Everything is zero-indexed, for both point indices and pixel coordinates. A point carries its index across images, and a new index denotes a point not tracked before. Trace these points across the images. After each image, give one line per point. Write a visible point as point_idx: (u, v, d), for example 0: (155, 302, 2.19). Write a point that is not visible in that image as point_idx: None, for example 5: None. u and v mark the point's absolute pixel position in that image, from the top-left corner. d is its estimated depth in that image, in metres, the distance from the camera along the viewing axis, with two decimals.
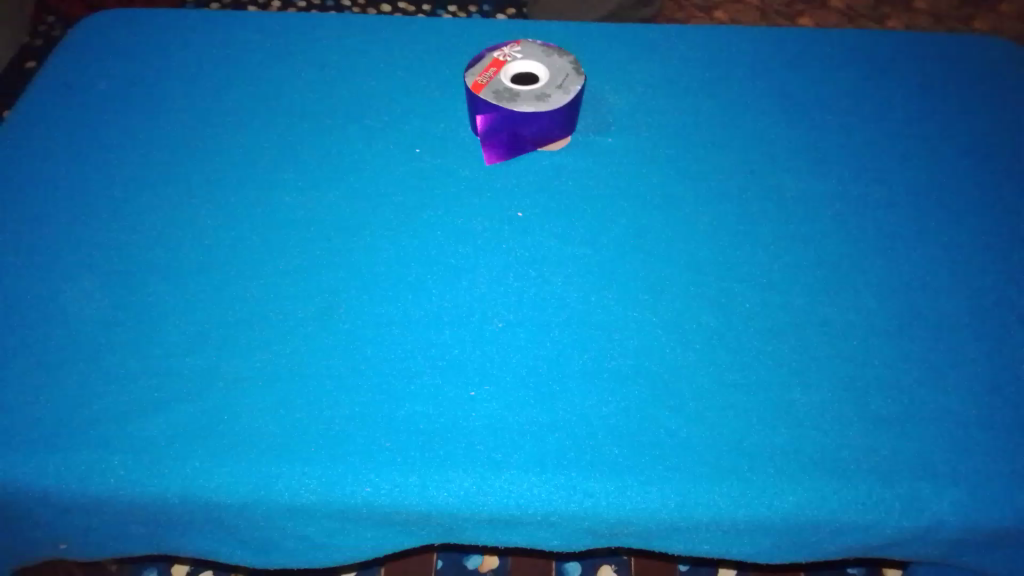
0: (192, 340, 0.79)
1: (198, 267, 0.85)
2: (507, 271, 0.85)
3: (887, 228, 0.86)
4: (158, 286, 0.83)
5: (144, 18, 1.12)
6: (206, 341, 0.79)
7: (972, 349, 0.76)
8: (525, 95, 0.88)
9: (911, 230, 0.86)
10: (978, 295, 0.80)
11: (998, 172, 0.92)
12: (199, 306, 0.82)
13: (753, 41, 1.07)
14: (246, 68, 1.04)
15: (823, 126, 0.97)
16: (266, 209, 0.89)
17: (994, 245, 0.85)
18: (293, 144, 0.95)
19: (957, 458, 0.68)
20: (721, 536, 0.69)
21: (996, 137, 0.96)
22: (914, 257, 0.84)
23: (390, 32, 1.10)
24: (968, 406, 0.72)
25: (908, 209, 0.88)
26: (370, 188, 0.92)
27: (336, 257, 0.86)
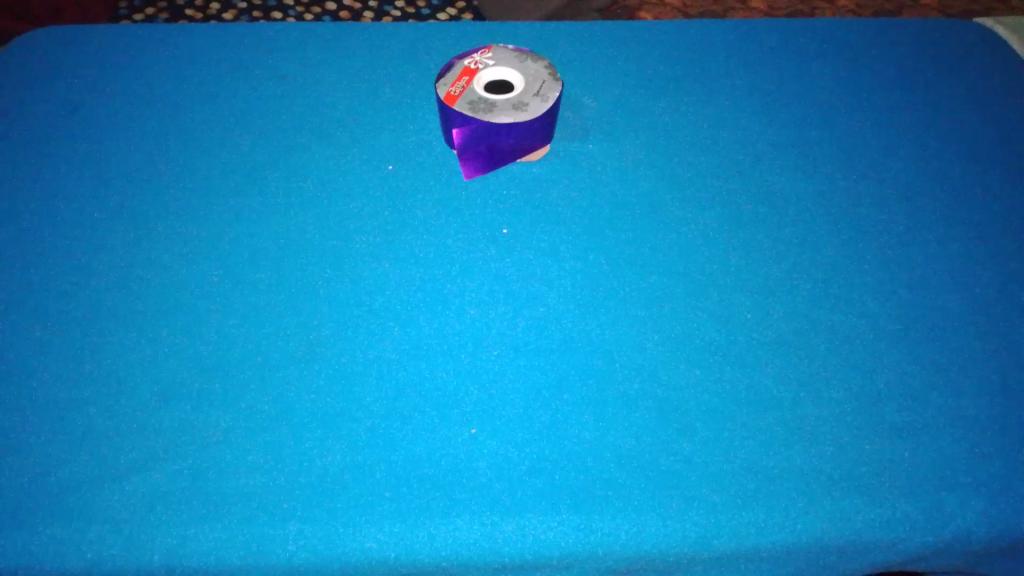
0: (176, 380, 0.74)
1: (174, 305, 0.79)
2: (497, 297, 0.82)
3: (869, 227, 0.89)
4: (134, 329, 0.77)
5: (79, 38, 1.06)
6: (192, 380, 0.74)
7: (966, 349, 0.79)
8: (502, 103, 0.88)
9: (894, 229, 0.89)
10: (965, 292, 0.84)
11: (968, 160, 0.96)
12: (180, 343, 0.77)
13: (717, 38, 1.08)
14: (197, 89, 1.00)
15: (796, 123, 0.98)
16: (239, 239, 0.85)
17: (974, 238, 0.88)
18: (261, 168, 0.92)
19: (961, 465, 0.72)
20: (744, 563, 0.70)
21: (964, 126, 0.99)
22: (900, 256, 0.86)
23: (348, 40, 1.06)
24: (974, 409, 0.75)
25: (892, 206, 0.91)
26: (346, 212, 0.88)
27: (317, 285, 0.81)
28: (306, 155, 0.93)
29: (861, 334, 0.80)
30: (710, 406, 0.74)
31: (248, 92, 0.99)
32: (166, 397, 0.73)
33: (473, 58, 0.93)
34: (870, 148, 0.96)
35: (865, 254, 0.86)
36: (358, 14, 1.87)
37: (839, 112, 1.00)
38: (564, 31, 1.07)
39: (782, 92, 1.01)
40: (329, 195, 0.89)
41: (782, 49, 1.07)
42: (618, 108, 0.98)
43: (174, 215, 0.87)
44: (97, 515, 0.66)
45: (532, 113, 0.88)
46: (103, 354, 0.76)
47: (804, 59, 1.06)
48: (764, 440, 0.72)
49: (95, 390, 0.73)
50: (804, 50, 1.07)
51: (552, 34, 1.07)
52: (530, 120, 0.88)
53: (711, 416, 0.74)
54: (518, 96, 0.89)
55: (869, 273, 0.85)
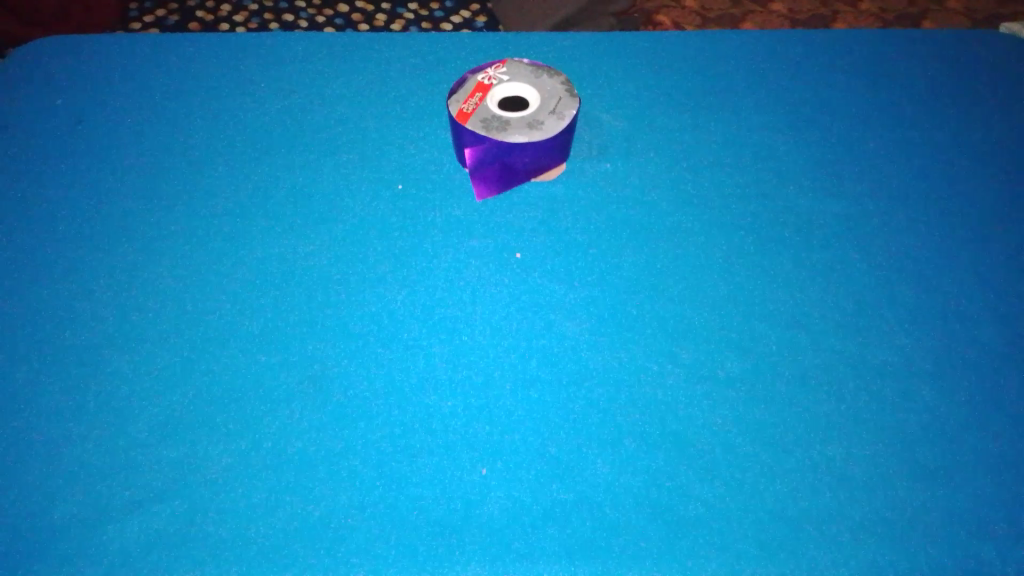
0: (179, 413, 0.72)
1: (179, 333, 0.77)
2: (510, 322, 0.78)
3: (893, 260, 0.86)
4: (138, 359, 0.75)
5: (80, 43, 1.03)
6: (193, 413, 0.72)
7: (992, 390, 0.77)
8: (517, 121, 0.85)
9: (918, 263, 0.86)
10: (990, 330, 0.82)
11: (993, 192, 0.93)
12: (181, 374, 0.74)
13: (739, 51, 1.04)
14: (201, 101, 0.97)
15: (819, 147, 0.95)
16: (245, 262, 0.82)
17: (998, 275, 0.86)
18: (268, 187, 0.89)
19: (989, 513, 0.70)
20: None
21: (989, 155, 0.97)
22: (924, 291, 0.84)
23: (359, 51, 1.03)
24: (999, 455, 0.73)
25: (915, 238, 0.88)
26: (355, 233, 0.85)
27: (324, 312, 0.79)
28: (313, 174, 0.90)
29: (881, 375, 0.78)
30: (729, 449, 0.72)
31: (252, 105, 0.97)
32: (166, 433, 0.71)
33: (487, 73, 0.90)
34: (889, 178, 0.94)
35: (885, 290, 0.84)
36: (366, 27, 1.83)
37: (860, 137, 0.97)
38: (580, 41, 1.04)
39: (803, 112, 0.99)
40: (337, 214, 0.86)
41: (804, 65, 1.04)
42: (635, 124, 0.95)
43: (176, 236, 0.85)
44: (100, 560, 0.65)
45: (547, 132, 0.84)
46: (101, 385, 0.74)
47: (825, 76, 1.03)
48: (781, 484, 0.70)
49: (93, 423, 0.71)
50: (827, 66, 1.04)
51: (569, 44, 1.04)
52: (545, 139, 0.84)
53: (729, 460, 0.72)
54: (533, 114, 0.86)
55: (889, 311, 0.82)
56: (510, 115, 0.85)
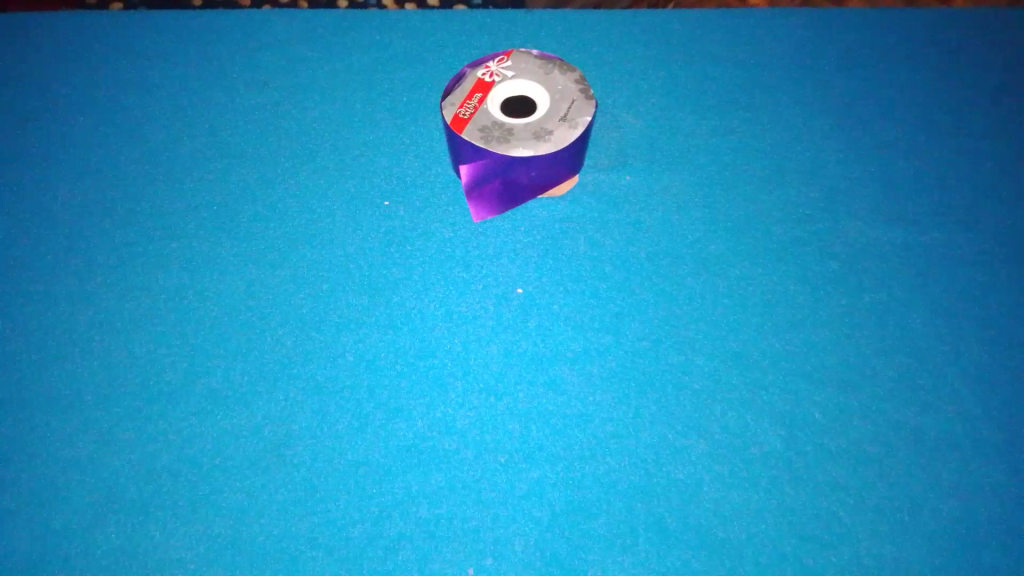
0: (124, 477, 0.63)
1: (129, 378, 0.68)
2: (507, 381, 0.67)
3: (961, 284, 0.73)
4: (81, 407, 0.66)
5: (41, 29, 0.93)
6: (135, 476, 0.63)
7: None
8: (522, 130, 0.73)
9: (991, 286, 0.73)
10: None
11: None
12: (126, 427, 0.65)
13: (778, 41, 0.92)
14: (171, 96, 0.87)
15: (870, 150, 0.83)
16: (208, 292, 0.73)
17: None
18: (239, 201, 0.79)
19: None
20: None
21: None
22: (998, 323, 0.71)
23: (349, 37, 0.92)
24: None
25: (986, 257, 0.75)
26: (332, 261, 0.74)
27: (292, 360, 0.68)
28: (288, 184, 0.80)
29: (947, 436, 0.65)
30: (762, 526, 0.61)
31: (227, 101, 0.86)
32: (99, 495, 0.62)
33: (487, 68, 0.77)
34: (960, 186, 0.80)
35: (956, 326, 0.71)
36: None
37: (924, 140, 0.84)
38: (599, 31, 0.93)
39: (853, 111, 0.86)
40: (313, 236, 0.76)
41: (856, 55, 0.91)
42: (657, 131, 0.84)
43: (131, 256, 0.75)
44: None
45: (558, 142, 0.72)
46: (34, 434, 0.65)
47: (881, 68, 0.90)
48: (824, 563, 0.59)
49: (25, 481, 0.63)
50: (882, 57, 0.91)
51: (586, 35, 0.92)
52: (555, 150, 0.72)
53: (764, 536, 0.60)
54: (540, 121, 0.73)
55: (961, 353, 0.69)
56: (514, 122, 0.73)
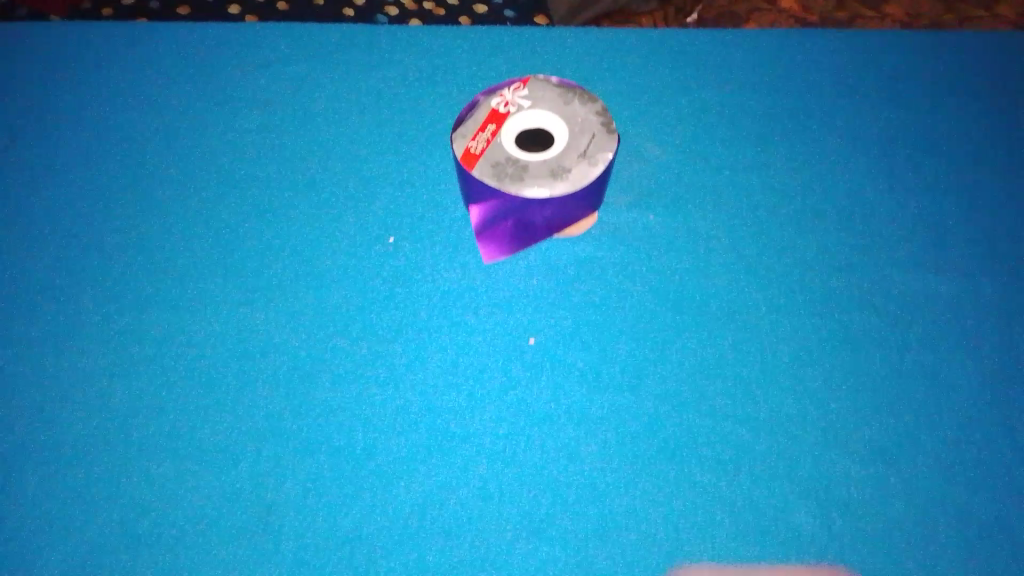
0: (116, 550, 0.61)
1: (121, 440, 0.65)
2: (517, 445, 0.65)
3: (1000, 357, 0.69)
4: (72, 472, 0.64)
5: (18, 30, 0.84)
6: (127, 549, 0.61)
7: None
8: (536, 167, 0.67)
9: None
10: None
11: None
12: (129, 505, 0.63)
13: (826, 59, 0.84)
14: (165, 120, 0.80)
15: (914, 195, 0.77)
16: (203, 344, 0.69)
17: None
18: (237, 240, 0.74)
19: None
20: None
21: None
22: None
23: (356, 50, 0.84)
24: None
25: None
26: (335, 314, 0.70)
27: (290, 420, 0.66)
28: (292, 227, 0.74)
29: (976, 534, 0.62)
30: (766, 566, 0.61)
31: (225, 126, 0.80)
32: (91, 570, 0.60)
33: (502, 96, 0.72)
34: (1010, 244, 0.74)
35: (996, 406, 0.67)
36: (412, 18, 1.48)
37: (975, 184, 0.77)
38: (628, 47, 0.85)
39: (902, 147, 0.79)
40: (318, 287, 0.71)
41: (910, 77, 0.83)
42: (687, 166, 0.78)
43: (128, 311, 0.71)
44: None
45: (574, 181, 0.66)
46: (23, 501, 0.63)
47: (934, 95, 0.82)
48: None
49: (15, 560, 0.61)
50: (941, 83, 0.83)
51: (613, 49, 0.84)
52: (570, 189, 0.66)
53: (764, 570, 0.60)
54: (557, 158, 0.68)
55: (997, 437, 0.66)
56: (528, 158, 0.68)
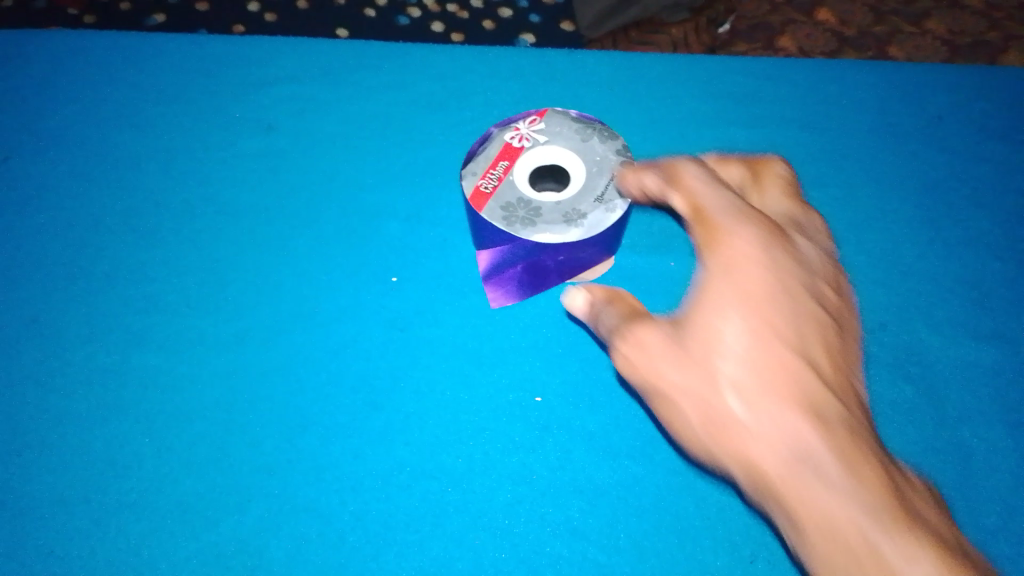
0: None
1: (83, 497, 0.58)
2: (517, 518, 0.57)
3: None
4: (27, 533, 0.57)
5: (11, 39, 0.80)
6: None
7: None
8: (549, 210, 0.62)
9: None
10: None
11: None
12: (82, 565, 0.56)
13: (866, 96, 0.78)
14: (158, 140, 0.75)
15: (963, 247, 0.71)
16: (179, 388, 0.62)
17: None
18: (225, 268, 0.68)
19: None
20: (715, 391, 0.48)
21: None
22: None
23: (366, 68, 0.79)
24: None
25: None
26: (323, 355, 0.63)
27: (269, 480, 0.58)
28: (280, 258, 0.68)
29: None
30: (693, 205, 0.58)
31: (222, 147, 0.74)
32: None
33: (517, 130, 0.67)
34: None
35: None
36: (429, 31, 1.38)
37: None
38: (656, 75, 0.79)
39: (945, 195, 0.73)
40: (304, 324, 0.65)
41: (954, 120, 0.78)
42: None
43: (97, 344, 0.64)
44: None
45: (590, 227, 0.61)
46: None
47: (980, 140, 0.77)
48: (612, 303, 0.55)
49: None
50: (988, 127, 0.77)
51: (639, 78, 0.79)
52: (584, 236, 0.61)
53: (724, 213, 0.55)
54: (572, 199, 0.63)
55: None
56: (541, 199, 0.63)
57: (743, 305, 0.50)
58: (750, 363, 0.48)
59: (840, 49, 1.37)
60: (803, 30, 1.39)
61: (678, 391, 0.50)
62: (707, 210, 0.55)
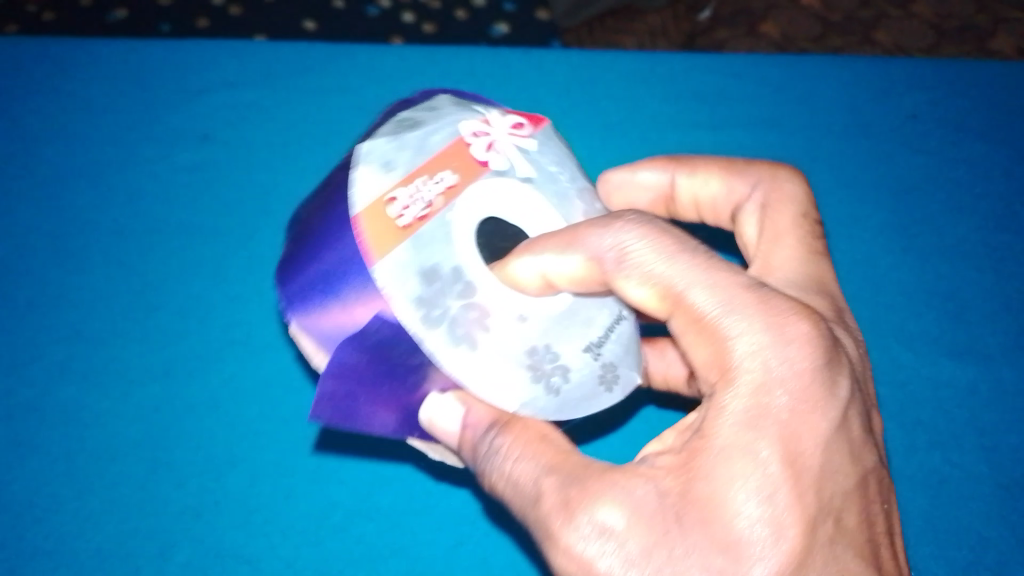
0: None
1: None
2: (458, 562, 0.56)
3: None
4: None
5: None
6: None
7: None
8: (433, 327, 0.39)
9: None
10: None
11: None
12: None
13: (839, 95, 0.74)
14: (87, 151, 0.70)
15: (939, 257, 0.67)
16: (103, 425, 0.58)
17: None
18: (154, 294, 0.63)
19: None
20: (719, 451, 0.37)
21: None
22: None
23: (311, 68, 0.74)
24: None
25: None
26: (253, 387, 0.60)
27: (197, 522, 0.56)
28: (214, 279, 0.64)
29: None
30: (721, 165, 0.52)
31: (154, 159, 0.70)
32: None
33: (513, 127, 0.47)
34: None
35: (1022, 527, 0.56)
36: (394, 18, 1.24)
37: (1006, 249, 0.68)
38: (620, 72, 0.74)
39: (920, 201, 0.69)
40: (236, 352, 0.61)
41: (929, 119, 0.73)
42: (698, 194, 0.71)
43: (15, 377, 0.60)
44: None
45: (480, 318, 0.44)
46: None
47: (958, 140, 0.73)
48: (544, 449, 0.40)
49: None
50: (967, 128, 0.73)
51: (600, 75, 0.74)
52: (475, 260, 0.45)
53: (745, 220, 0.50)
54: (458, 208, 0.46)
55: (1021, 564, 0.55)
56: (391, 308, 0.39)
57: (703, 361, 0.39)
58: (743, 433, 0.37)
59: (824, 35, 1.30)
60: (786, 14, 1.32)
61: (711, 505, 0.36)
62: (745, 191, 0.50)
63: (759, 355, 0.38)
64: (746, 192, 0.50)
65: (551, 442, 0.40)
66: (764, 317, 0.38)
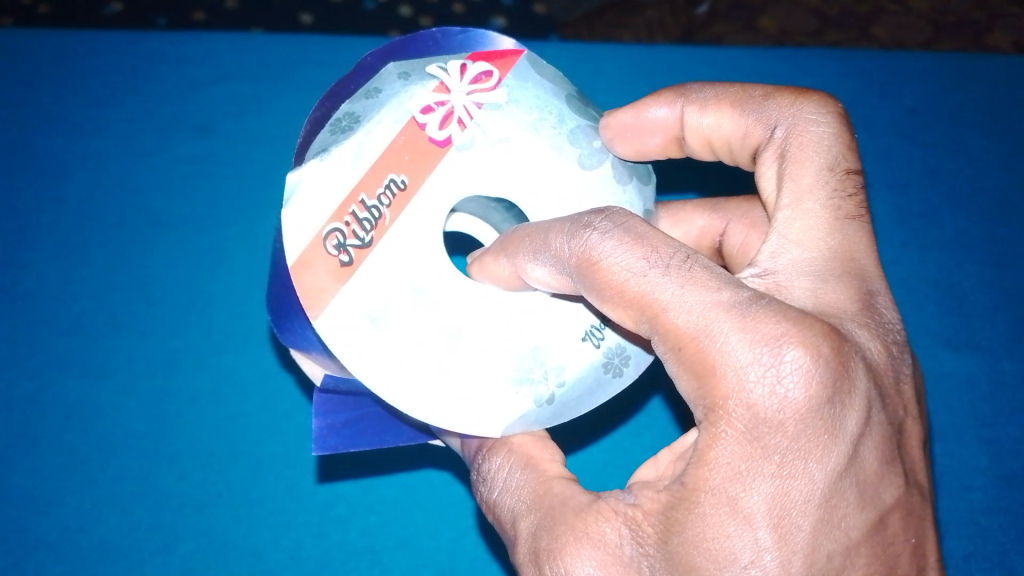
0: None
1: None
2: (463, 554, 0.56)
3: None
4: None
5: None
6: None
7: None
8: (389, 358, 0.42)
9: None
10: None
11: None
12: None
13: (838, 88, 0.74)
14: (85, 144, 0.69)
15: (938, 250, 0.67)
16: (103, 417, 0.58)
17: None
18: (153, 287, 0.63)
19: None
20: (700, 504, 0.36)
21: None
22: None
23: (310, 60, 0.74)
24: None
25: None
26: (255, 380, 0.60)
27: (198, 515, 0.56)
28: (214, 271, 0.64)
29: None
30: (732, 101, 0.48)
31: (152, 151, 0.69)
32: None
33: (474, 82, 0.48)
34: None
35: (1021, 518, 0.57)
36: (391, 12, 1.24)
37: (1005, 241, 0.68)
38: (620, 65, 0.74)
39: (919, 194, 0.70)
40: (236, 344, 0.61)
41: (928, 113, 0.74)
42: (699, 178, 0.71)
43: (13, 370, 0.60)
44: None
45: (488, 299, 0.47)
46: None
47: (956, 134, 0.73)
48: (533, 471, 0.42)
49: None
50: (966, 122, 0.73)
51: (600, 67, 0.74)
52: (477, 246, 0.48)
53: (765, 169, 0.46)
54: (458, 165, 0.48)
55: (1020, 555, 0.56)
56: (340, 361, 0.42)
57: (689, 393, 0.37)
58: (726, 486, 0.35)
59: (821, 30, 1.31)
60: (783, 9, 1.32)
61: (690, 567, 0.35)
62: (765, 134, 0.46)
63: (743, 396, 0.35)
64: (765, 133, 0.47)
65: (540, 465, 0.43)
66: (749, 351, 0.35)
